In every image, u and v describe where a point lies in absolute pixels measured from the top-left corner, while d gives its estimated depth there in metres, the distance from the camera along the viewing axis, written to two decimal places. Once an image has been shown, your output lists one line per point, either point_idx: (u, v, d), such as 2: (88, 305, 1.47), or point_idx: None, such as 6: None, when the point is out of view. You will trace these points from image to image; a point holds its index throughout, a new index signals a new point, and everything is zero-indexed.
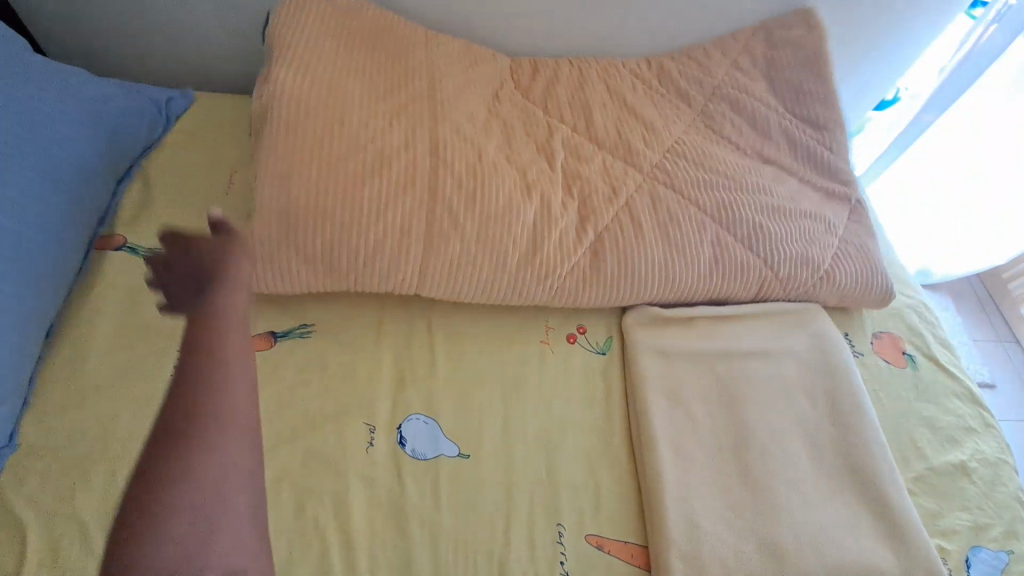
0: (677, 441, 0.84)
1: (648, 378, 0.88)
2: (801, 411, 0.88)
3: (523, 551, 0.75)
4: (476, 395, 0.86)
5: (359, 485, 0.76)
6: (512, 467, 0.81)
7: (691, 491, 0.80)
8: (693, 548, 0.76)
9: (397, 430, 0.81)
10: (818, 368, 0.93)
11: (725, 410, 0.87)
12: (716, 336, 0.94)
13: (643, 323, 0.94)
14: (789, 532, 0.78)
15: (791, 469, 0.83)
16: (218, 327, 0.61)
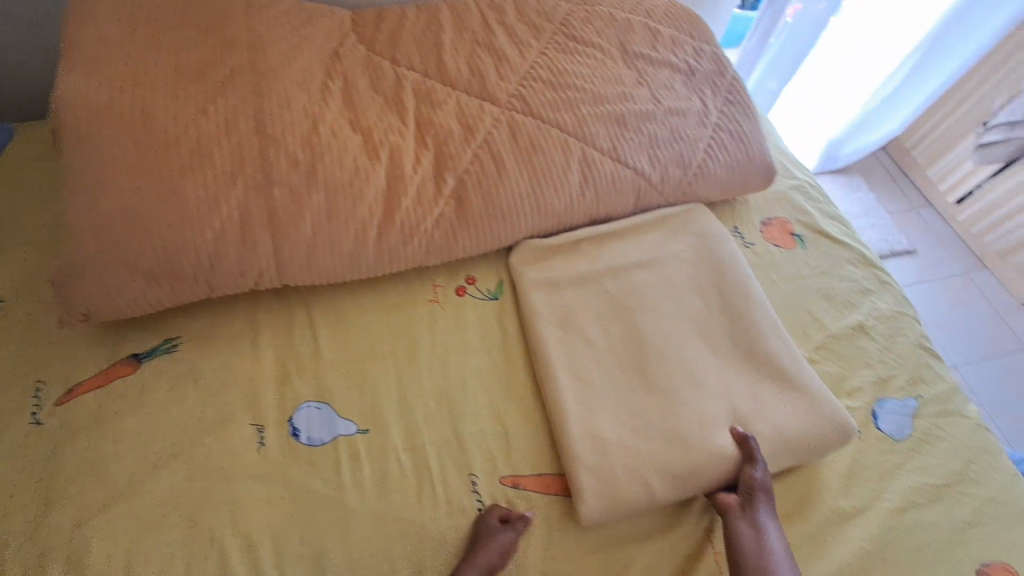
0: (577, 365, 0.83)
1: (539, 311, 0.87)
2: (694, 311, 0.89)
3: (438, 509, 0.74)
4: (367, 368, 0.82)
5: (255, 487, 0.73)
6: (416, 431, 0.78)
7: (598, 409, 0.80)
8: (604, 462, 0.75)
9: (288, 422, 0.77)
10: (705, 265, 0.93)
11: (619, 326, 0.87)
12: (602, 255, 0.93)
13: (528, 259, 0.92)
14: (695, 425, 0.79)
15: (691, 366, 0.84)
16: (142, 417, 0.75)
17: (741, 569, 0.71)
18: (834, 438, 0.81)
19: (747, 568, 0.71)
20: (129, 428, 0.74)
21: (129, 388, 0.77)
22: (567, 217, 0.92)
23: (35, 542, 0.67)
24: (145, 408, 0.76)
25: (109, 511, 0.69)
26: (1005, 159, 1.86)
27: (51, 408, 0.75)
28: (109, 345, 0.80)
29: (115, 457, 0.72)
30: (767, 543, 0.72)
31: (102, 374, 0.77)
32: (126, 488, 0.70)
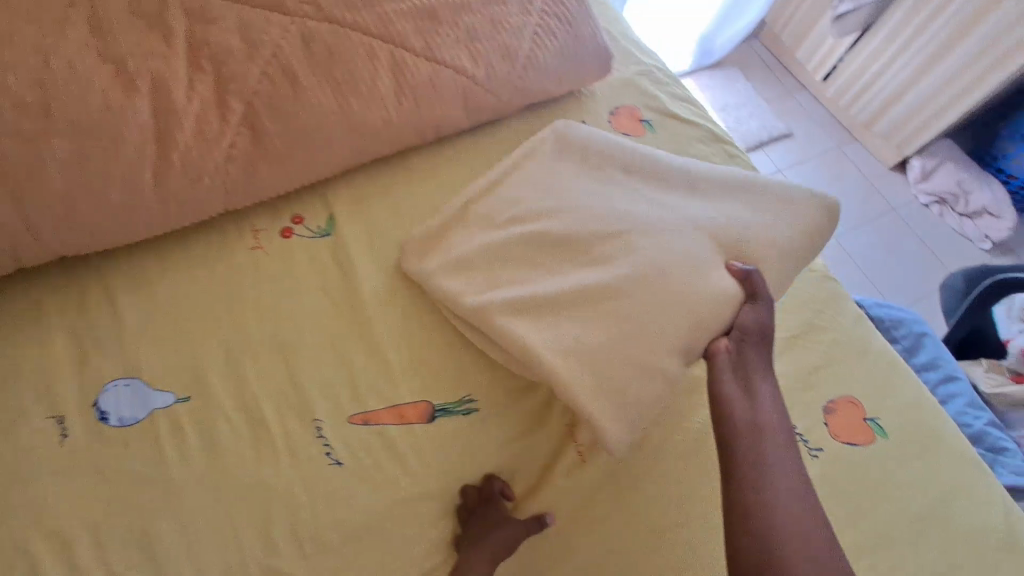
0: (517, 298, 0.72)
1: (449, 288, 0.76)
2: (626, 199, 0.79)
3: (283, 461, 0.69)
4: (183, 332, 0.74)
5: (61, 483, 0.65)
6: (248, 387, 0.72)
7: (570, 322, 0.71)
8: (599, 357, 0.68)
9: (95, 407, 0.68)
10: (602, 168, 0.83)
11: (546, 260, 0.76)
12: (491, 206, 0.81)
13: (421, 251, 0.81)
14: (693, 286, 0.71)
15: (660, 237, 0.75)
16: None
17: (743, 448, 0.60)
18: (823, 224, 0.79)
19: (738, 444, 0.60)
20: None
21: None
22: (387, 132, 0.84)
23: None
24: None
25: None
26: (861, 25, 1.84)
27: None
28: None
29: None
30: (761, 409, 0.63)
31: None
32: None
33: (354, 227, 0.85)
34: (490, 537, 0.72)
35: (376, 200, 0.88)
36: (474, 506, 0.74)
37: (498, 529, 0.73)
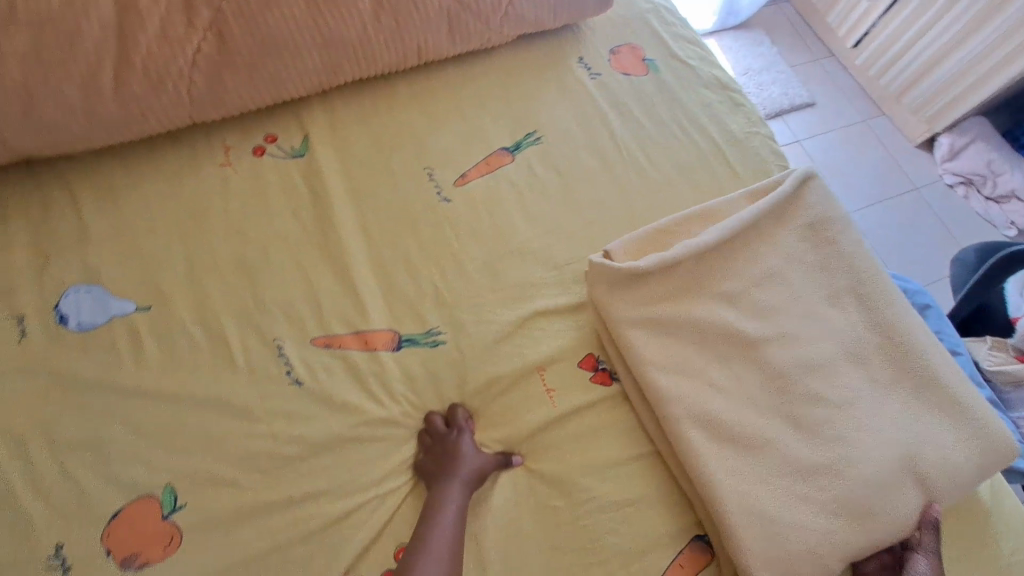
0: (702, 407, 0.67)
1: (651, 359, 0.69)
2: (812, 330, 0.72)
3: (241, 376, 0.68)
4: (147, 243, 0.73)
5: (17, 380, 0.65)
6: (210, 301, 0.71)
7: (752, 477, 0.64)
8: (754, 527, 0.61)
9: (54, 309, 0.68)
10: (813, 272, 0.76)
11: (731, 372, 0.70)
12: (713, 271, 0.74)
13: (612, 286, 0.72)
14: (860, 482, 0.64)
15: (841, 408, 0.68)
16: None
17: None
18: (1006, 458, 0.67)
19: None
20: None
21: None
22: (365, 51, 0.80)
23: None
24: None
25: None
26: None
27: None
28: None
29: None
30: None
31: None
32: None
33: (331, 152, 0.83)
34: (453, 464, 0.66)
35: (355, 124, 0.85)
36: (433, 436, 0.69)
37: (460, 455, 0.66)
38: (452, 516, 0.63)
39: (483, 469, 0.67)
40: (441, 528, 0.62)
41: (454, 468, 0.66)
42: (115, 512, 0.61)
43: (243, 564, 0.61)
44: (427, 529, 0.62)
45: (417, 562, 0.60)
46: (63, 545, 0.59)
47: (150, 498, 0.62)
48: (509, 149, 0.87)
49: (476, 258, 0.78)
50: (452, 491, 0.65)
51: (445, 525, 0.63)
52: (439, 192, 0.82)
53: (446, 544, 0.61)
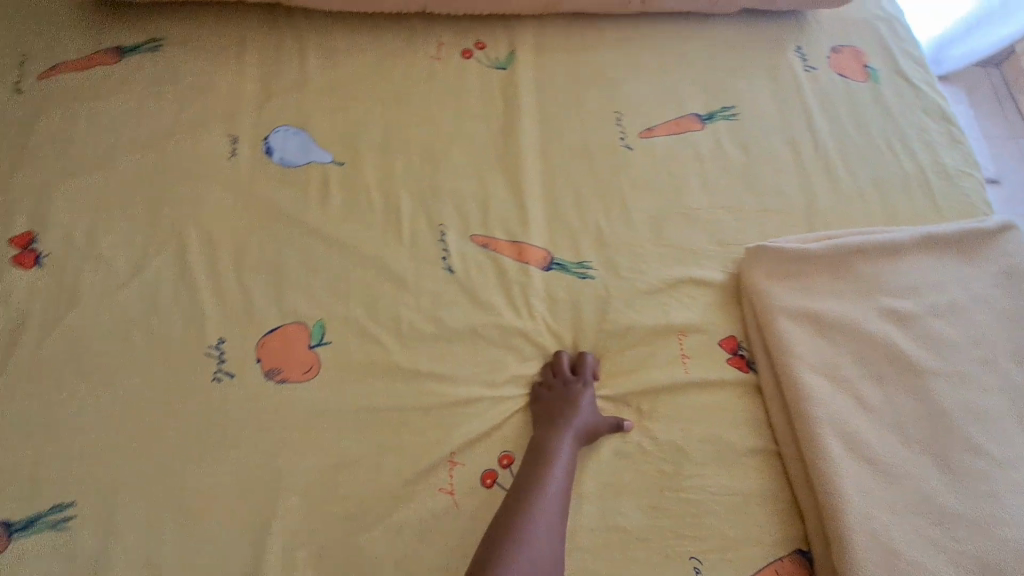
0: (842, 417, 0.62)
1: (797, 348, 0.65)
2: (988, 379, 0.65)
3: (404, 248, 0.72)
4: (353, 107, 0.78)
5: (221, 190, 0.72)
6: (393, 175, 0.75)
7: (884, 506, 0.59)
8: (877, 556, 0.56)
9: (264, 140, 0.75)
10: (998, 319, 0.68)
11: (882, 392, 0.64)
12: (882, 286, 0.70)
13: (771, 270, 0.70)
14: (1011, 552, 0.57)
15: (1004, 469, 0.61)
16: (103, 108, 0.75)
17: None
18: None
19: None
20: (89, 108, 0.75)
21: (102, 76, 0.77)
22: None
23: (6, 190, 0.70)
24: (107, 99, 0.75)
25: (77, 180, 0.71)
26: None
27: (39, 79, 0.77)
28: (98, 36, 0.80)
29: (87, 135, 0.74)
30: None
31: (85, 60, 0.78)
32: (97, 164, 0.72)
33: (530, 70, 0.83)
34: (572, 412, 0.64)
35: (559, 51, 0.85)
36: (553, 381, 0.67)
37: (580, 405, 0.65)
38: (562, 466, 0.62)
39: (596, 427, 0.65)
40: (555, 473, 0.61)
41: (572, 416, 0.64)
42: (270, 329, 0.67)
43: (363, 413, 0.64)
44: (541, 472, 0.61)
45: (531, 500, 0.59)
46: (224, 340, 0.66)
47: (304, 327, 0.67)
48: (701, 116, 0.83)
49: (644, 210, 0.76)
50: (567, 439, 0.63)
51: (558, 472, 0.61)
52: (622, 137, 0.80)
53: (558, 490, 0.60)
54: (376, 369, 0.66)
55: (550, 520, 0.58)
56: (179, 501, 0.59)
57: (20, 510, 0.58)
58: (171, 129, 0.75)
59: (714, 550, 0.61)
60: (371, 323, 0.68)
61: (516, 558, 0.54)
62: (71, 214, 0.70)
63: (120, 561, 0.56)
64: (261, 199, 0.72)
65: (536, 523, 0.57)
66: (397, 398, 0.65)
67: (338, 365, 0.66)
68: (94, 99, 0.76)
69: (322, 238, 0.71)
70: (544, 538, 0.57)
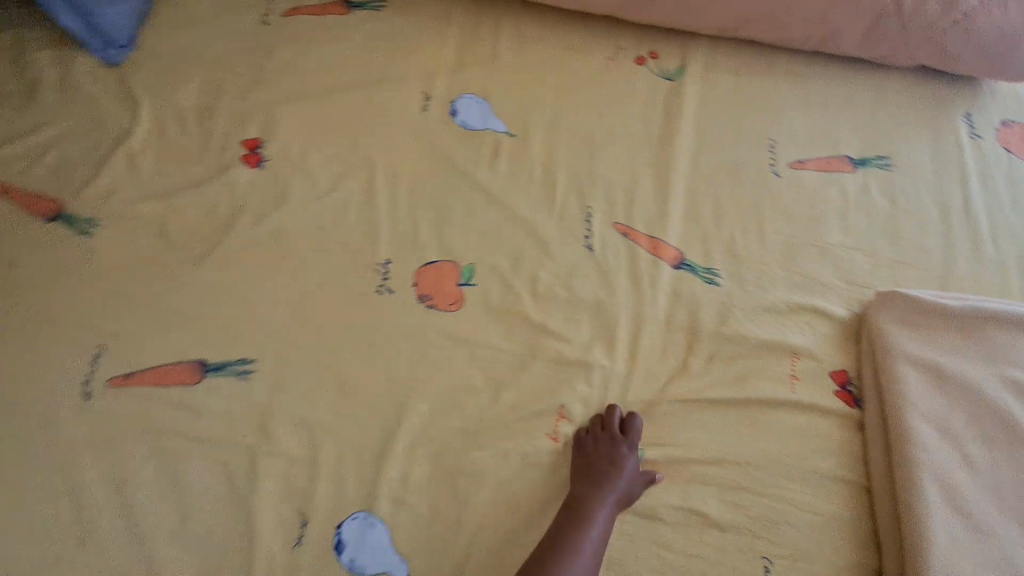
0: (944, 467, 0.64)
1: (909, 392, 0.67)
2: None
3: (552, 219, 0.80)
4: (531, 89, 0.88)
5: (410, 137, 0.84)
6: (554, 154, 0.84)
7: (970, 561, 0.60)
8: None
9: (451, 103, 0.86)
10: None
11: (991, 456, 0.65)
12: (1011, 358, 0.70)
13: (897, 316, 0.72)
14: None
15: None
16: (329, 49, 0.89)
17: None
18: None
19: None
20: (318, 46, 0.89)
21: (332, 22, 0.91)
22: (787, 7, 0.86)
23: (243, 100, 0.85)
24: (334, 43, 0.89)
25: (298, 104, 0.85)
26: None
27: (282, 16, 0.92)
28: None
29: (311, 69, 0.87)
30: None
31: (321, 7, 0.92)
32: (315, 94, 0.86)
33: (696, 85, 0.89)
34: (613, 473, 0.65)
35: (726, 73, 0.90)
36: (600, 436, 0.68)
37: (622, 466, 0.66)
38: (598, 526, 0.64)
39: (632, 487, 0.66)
40: (589, 534, 0.63)
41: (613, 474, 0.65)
42: (428, 261, 0.77)
43: (492, 351, 0.73)
44: (576, 531, 0.63)
45: (563, 561, 0.61)
46: (390, 261, 0.76)
47: (456, 268, 0.77)
48: (852, 159, 0.86)
49: (780, 235, 0.80)
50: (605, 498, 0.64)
51: (592, 531, 0.63)
52: (772, 163, 0.84)
53: (590, 549, 0.62)
54: (509, 317, 0.74)
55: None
56: (331, 383, 0.70)
57: (215, 355, 0.71)
58: (379, 77, 0.87)
59: (787, 558, 0.64)
60: (512, 277, 0.76)
61: None
62: (290, 131, 0.83)
63: (282, 416, 0.68)
64: (441, 152, 0.83)
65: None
66: (522, 346, 0.73)
67: (477, 306, 0.75)
68: (322, 40, 0.89)
69: (484, 196, 0.81)
70: None
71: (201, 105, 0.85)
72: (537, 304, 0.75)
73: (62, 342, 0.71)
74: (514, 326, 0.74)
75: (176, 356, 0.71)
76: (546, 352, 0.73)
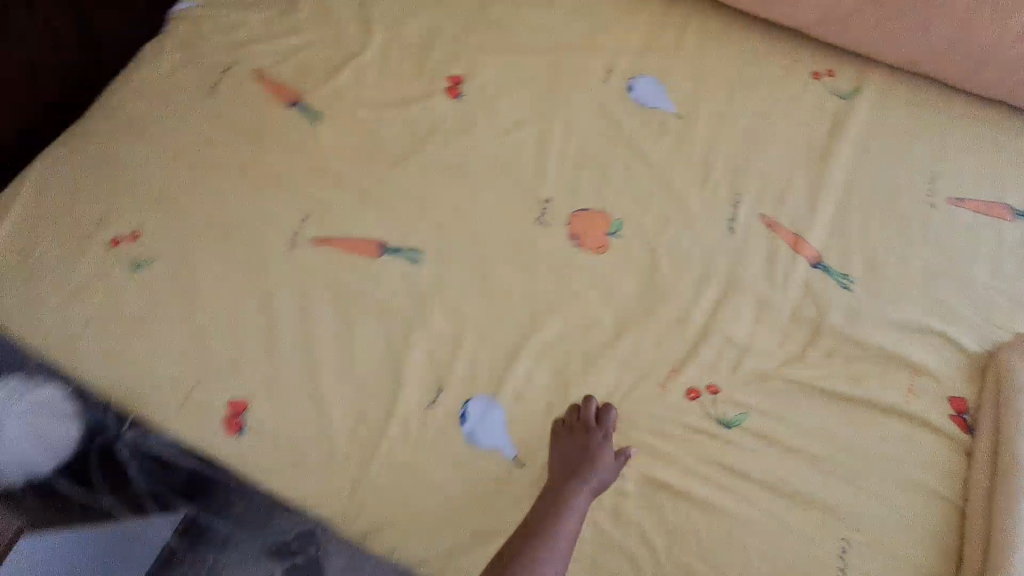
0: None
1: None
2: None
3: (702, 198, 0.86)
4: (706, 82, 0.95)
5: (588, 101, 0.94)
6: (715, 142, 0.90)
7: None
8: None
9: (630, 79, 0.96)
10: None
11: None
12: None
13: None
14: None
15: None
16: (535, 14, 1.01)
17: None
18: None
19: None
20: (525, 10, 1.01)
21: None
22: (985, 55, 0.88)
23: (455, 43, 0.98)
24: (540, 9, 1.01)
25: (499, 54, 0.97)
26: None
27: None
28: None
29: (516, 27, 1.00)
30: None
31: None
32: (514, 49, 0.98)
33: (867, 108, 0.92)
34: (587, 459, 0.70)
35: (899, 103, 0.93)
36: (574, 428, 0.72)
37: (593, 452, 0.70)
38: (574, 513, 0.67)
39: (605, 471, 0.70)
40: (566, 521, 0.66)
41: (586, 459, 0.70)
42: (583, 208, 0.86)
43: (624, 296, 0.81)
44: (554, 517, 0.66)
45: (542, 544, 0.64)
46: (550, 201, 0.87)
47: (606, 219, 0.86)
48: (1015, 209, 0.85)
49: (922, 262, 0.82)
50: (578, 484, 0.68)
51: (569, 517, 0.67)
52: (929, 195, 0.86)
53: (566, 534, 0.65)
54: (645, 272, 0.82)
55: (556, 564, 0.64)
56: (483, 286, 0.81)
57: (393, 239, 0.84)
58: (572, 45, 0.98)
59: (863, 545, 0.67)
60: (656, 239, 0.84)
61: None
62: (489, 75, 0.96)
63: (438, 301, 0.80)
64: (613, 119, 0.93)
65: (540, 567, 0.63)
66: (652, 299, 0.80)
67: (619, 255, 0.83)
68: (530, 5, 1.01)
69: (644, 164, 0.89)
70: None
71: (420, 39, 0.99)
72: (673, 267, 0.82)
73: (279, 197, 0.86)
74: (648, 280, 0.81)
75: (363, 232, 0.84)
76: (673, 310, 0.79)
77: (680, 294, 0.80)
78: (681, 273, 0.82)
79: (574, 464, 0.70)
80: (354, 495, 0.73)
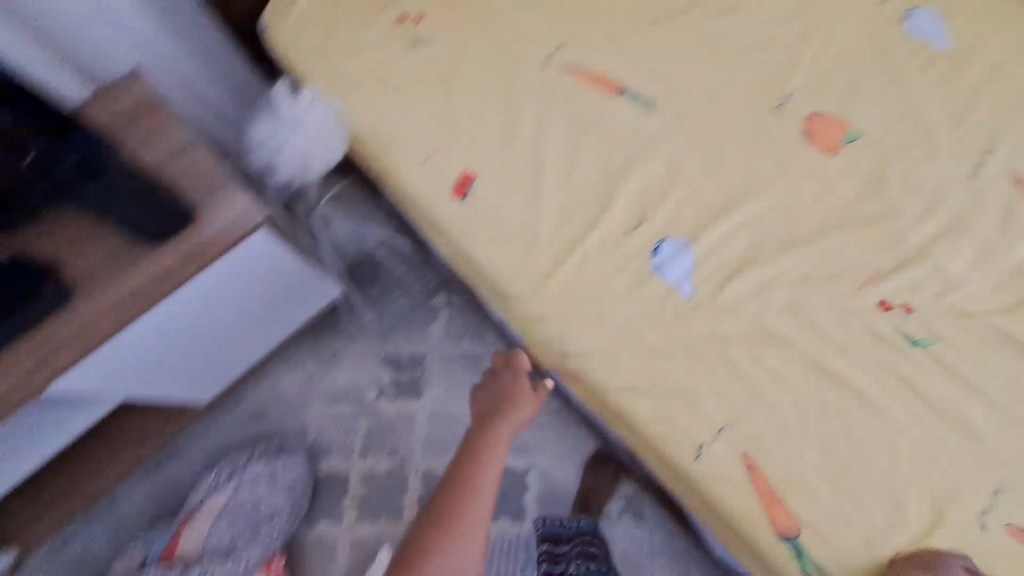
0: None
1: None
2: None
3: (950, 137, 0.84)
4: (992, 30, 0.90)
5: (858, 17, 0.93)
6: (983, 89, 0.86)
7: None
8: None
9: (910, 9, 0.93)
10: None
11: None
12: None
13: None
14: None
15: None
16: None
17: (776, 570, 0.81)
18: None
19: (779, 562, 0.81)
20: None
21: None
22: None
23: None
24: None
25: None
26: None
27: None
28: None
29: None
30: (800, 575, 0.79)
31: None
32: None
33: None
34: (503, 403, 0.84)
35: None
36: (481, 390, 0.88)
37: (511, 392, 0.86)
38: (501, 449, 0.79)
39: (526, 401, 0.84)
40: (494, 454, 0.78)
41: (502, 396, 0.85)
42: (824, 111, 0.87)
43: (840, 200, 0.82)
44: (485, 449, 0.78)
45: (486, 462, 0.76)
46: (792, 97, 0.88)
47: (843, 128, 0.86)
48: None
49: None
50: (495, 419, 0.82)
51: (490, 471, 0.76)
52: None
53: (499, 460, 0.77)
54: (869, 186, 0.82)
55: (491, 481, 0.75)
56: (706, 149, 0.85)
57: (633, 85, 0.89)
58: None
59: (1021, 492, 0.67)
60: (890, 159, 0.83)
61: (462, 518, 0.70)
62: None
63: (661, 148, 0.85)
64: (878, 41, 0.91)
65: (483, 482, 0.74)
66: (869, 211, 0.81)
67: (847, 163, 0.84)
68: None
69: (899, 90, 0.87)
70: (488, 495, 0.74)
71: None
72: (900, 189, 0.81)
73: (542, 22, 0.94)
74: (870, 193, 0.82)
75: (608, 71, 0.90)
76: (888, 226, 0.79)
77: (899, 215, 0.80)
78: (907, 198, 0.81)
79: (493, 401, 0.85)
80: (543, 281, 0.81)
